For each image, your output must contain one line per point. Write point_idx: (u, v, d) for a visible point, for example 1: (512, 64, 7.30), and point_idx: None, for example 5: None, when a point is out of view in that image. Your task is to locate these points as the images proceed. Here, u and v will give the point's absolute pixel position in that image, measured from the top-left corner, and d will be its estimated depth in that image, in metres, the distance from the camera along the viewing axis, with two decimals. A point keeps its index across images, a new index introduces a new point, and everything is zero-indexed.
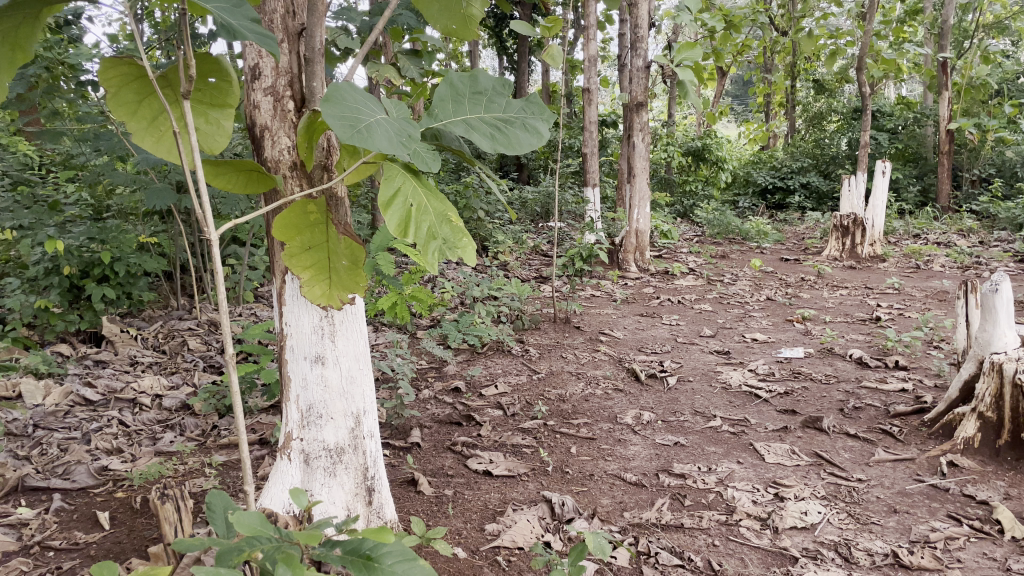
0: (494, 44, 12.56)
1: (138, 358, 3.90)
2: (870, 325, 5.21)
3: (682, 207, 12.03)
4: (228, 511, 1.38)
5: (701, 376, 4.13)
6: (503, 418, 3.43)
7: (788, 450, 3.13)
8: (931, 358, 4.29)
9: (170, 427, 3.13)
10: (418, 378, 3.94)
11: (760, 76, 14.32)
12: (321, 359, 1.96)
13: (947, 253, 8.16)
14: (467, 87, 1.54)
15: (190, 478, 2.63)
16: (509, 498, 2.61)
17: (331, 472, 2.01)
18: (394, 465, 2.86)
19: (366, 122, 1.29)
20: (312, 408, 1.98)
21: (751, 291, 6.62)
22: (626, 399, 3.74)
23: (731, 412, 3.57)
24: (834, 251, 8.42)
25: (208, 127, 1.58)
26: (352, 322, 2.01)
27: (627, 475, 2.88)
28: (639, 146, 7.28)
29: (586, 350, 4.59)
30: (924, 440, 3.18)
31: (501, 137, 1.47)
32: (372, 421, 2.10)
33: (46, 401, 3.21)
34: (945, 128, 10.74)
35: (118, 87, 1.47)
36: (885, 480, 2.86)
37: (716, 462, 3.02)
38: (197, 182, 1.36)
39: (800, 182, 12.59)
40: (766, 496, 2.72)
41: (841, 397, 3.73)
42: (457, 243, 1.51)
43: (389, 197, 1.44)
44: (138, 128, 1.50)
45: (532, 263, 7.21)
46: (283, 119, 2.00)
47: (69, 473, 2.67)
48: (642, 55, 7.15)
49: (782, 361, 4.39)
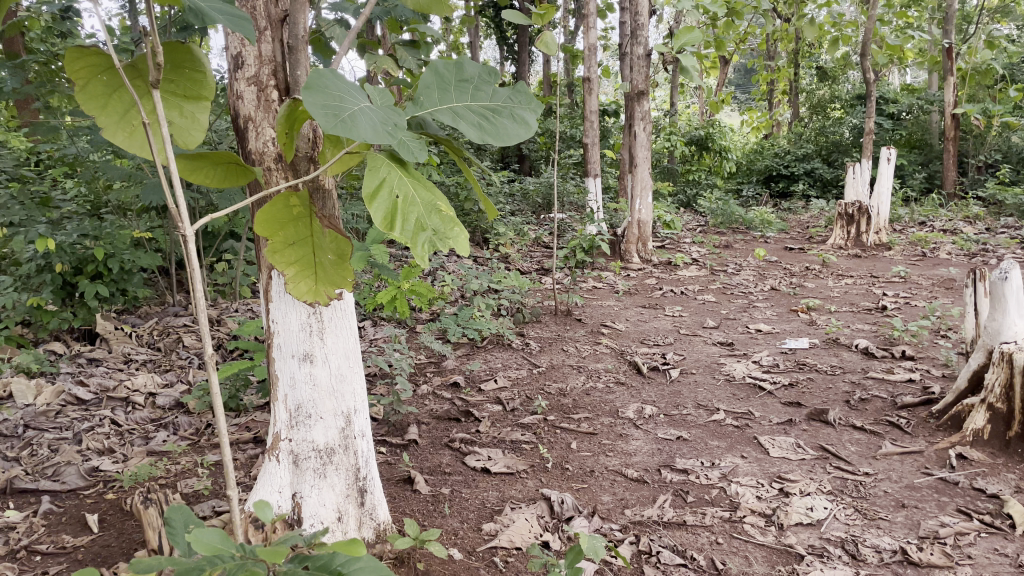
0: (494, 34, 12.44)
1: (132, 356, 3.85)
2: (876, 315, 5.14)
3: (685, 197, 11.94)
4: (188, 527, 1.34)
5: (704, 368, 4.06)
6: (502, 414, 3.37)
7: (793, 444, 3.06)
8: (938, 347, 4.22)
9: (163, 426, 3.07)
10: (417, 373, 3.89)
11: (764, 64, 14.18)
12: (309, 357, 1.90)
13: (953, 240, 8.08)
14: (453, 75, 1.48)
15: (182, 479, 2.58)
16: (508, 496, 2.56)
17: (321, 473, 1.95)
18: (390, 463, 2.80)
19: (349, 110, 1.23)
20: (301, 407, 1.92)
21: (755, 280, 6.54)
22: (628, 393, 3.68)
23: (734, 405, 3.50)
24: (839, 239, 8.31)
25: (182, 121, 1.52)
26: (341, 319, 1.94)
27: (629, 470, 2.82)
28: (641, 135, 7.18)
29: (588, 342, 4.53)
30: (932, 432, 3.11)
31: (489, 127, 1.42)
32: (363, 420, 2.04)
33: (37, 400, 3.15)
34: (950, 113, 10.60)
35: (86, 80, 1.43)
36: (893, 474, 2.79)
37: (719, 457, 2.96)
38: (169, 178, 1.36)
39: (804, 170, 12.53)
40: (771, 491, 2.65)
41: (847, 388, 3.67)
42: (447, 234, 1.45)
43: (374, 188, 1.38)
44: (109, 122, 1.46)
45: (534, 254, 7.14)
46: (266, 109, 1.93)
47: (59, 474, 2.61)
48: (643, 43, 7.06)
49: (786, 352, 4.33)
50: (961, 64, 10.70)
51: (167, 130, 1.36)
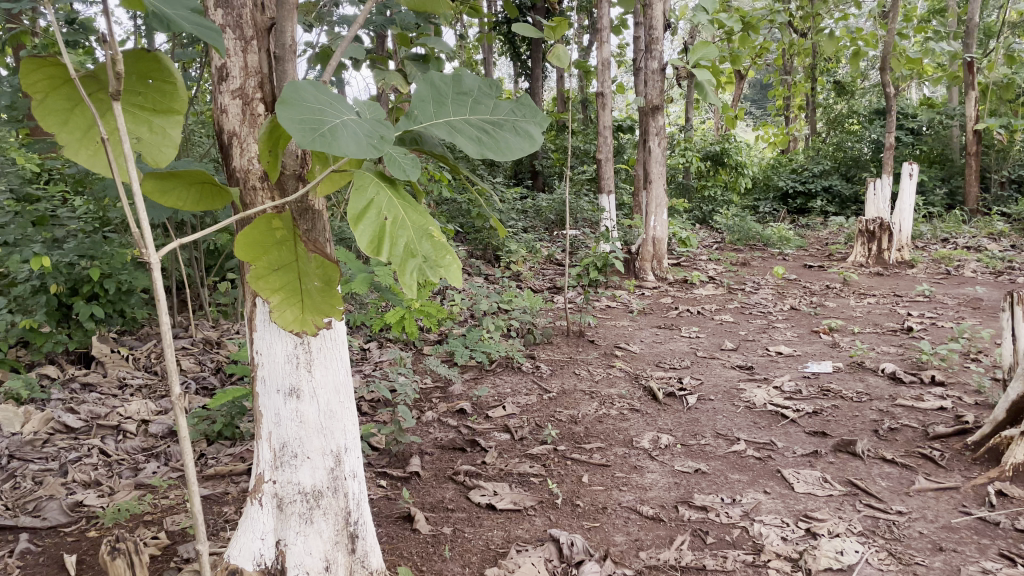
0: (506, 50, 12.33)
1: (127, 381, 3.72)
2: (902, 336, 4.93)
3: (701, 214, 11.75)
4: None
5: (723, 394, 3.88)
6: (510, 443, 3.20)
7: (820, 478, 2.88)
8: (969, 372, 4.01)
9: (154, 456, 2.93)
10: (422, 400, 3.73)
11: (779, 79, 14.01)
12: (296, 392, 1.74)
13: (978, 257, 7.86)
14: (451, 87, 1.35)
15: (169, 515, 2.43)
16: (514, 536, 2.39)
17: (308, 519, 1.80)
18: (391, 498, 2.65)
19: (331, 124, 1.12)
20: (286, 446, 1.76)
21: (774, 299, 6.35)
22: (643, 421, 3.50)
23: (756, 435, 3.32)
24: (860, 256, 8.08)
25: (153, 137, 1.40)
26: (332, 349, 1.79)
27: (644, 507, 2.64)
28: (656, 151, 7.02)
29: (600, 365, 4.35)
30: (968, 466, 2.92)
31: (489, 140, 1.27)
32: (354, 459, 1.88)
33: (24, 429, 3.01)
34: (972, 129, 10.38)
35: (45, 93, 1.31)
36: (928, 512, 2.60)
37: (741, 492, 2.77)
38: (132, 197, 1.22)
39: (822, 186, 12.35)
40: (797, 531, 2.47)
41: (875, 416, 3.47)
42: (440, 260, 1.30)
43: (360, 209, 1.24)
44: (71, 139, 1.35)
45: (546, 272, 6.99)
46: (252, 125, 1.79)
47: (40, 510, 2.47)
48: (658, 57, 6.90)
49: (810, 377, 4.13)
50: (981, 79, 10.47)
51: (128, 145, 1.23)
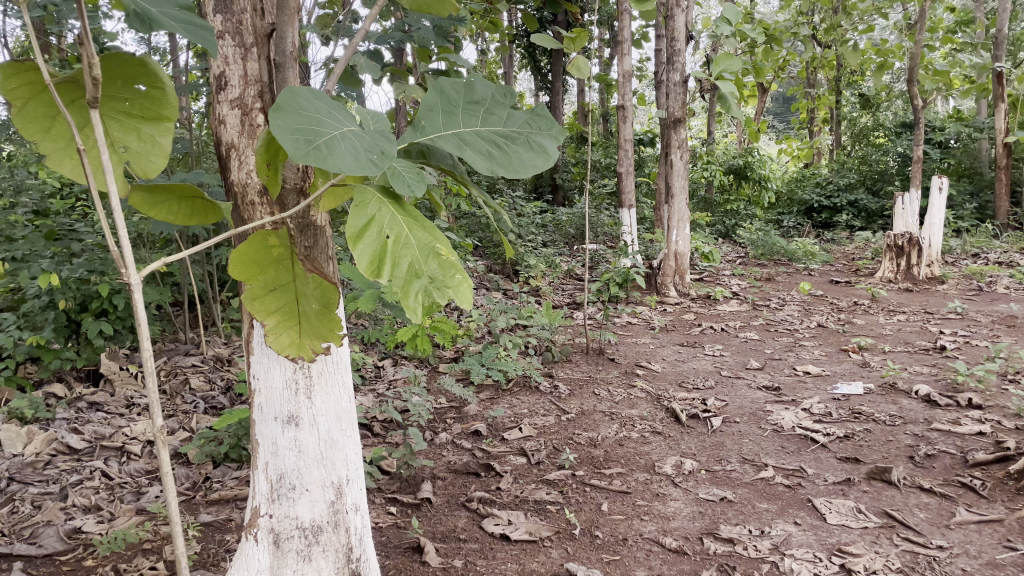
0: (527, 64, 12.25)
1: (134, 401, 3.64)
2: (936, 356, 4.74)
3: (723, 227, 11.56)
4: None
5: (749, 416, 3.72)
6: (526, 468, 3.08)
7: (853, 509, 2.72)
8: (1009, 395, 3.82)
9: (157, 480, 2.85)
10: (436, 420, 3.62)
11: (803, 92, 13.82)
12: (294, 420, 1.63)
13: (1011, 273, 7.61)
14: (461, 95, 1.23)
15: (168, 544, 2.33)
16: (529, 570, 2.26)
17: (306, 555, 1.69)
18: (400, 527, 2.53)
19: (327, 134, 1.01)
20: (283, 478, 1.65)
21: (800, 316, 6.17)
22: (665, 444, 3.36)
23: (784, 460, 3.17)
24: (888, 272, 7.88)
25: (141, 146, 1.30)
26: (333, 373, 1.68)
27: (666, 539, 2.50)
28: (678, 164, 6.88)
29: (621, 385, 4.21)
30: (1012, 497, 2.74)
31: (501, 156, 1.16)
32: (356, 491, 1.77)
33: (26, 449, 2.93)
34: (1002, 142, 10.16)
35: (25, 99, 1.22)
36: (971, 548, 2.43)
37: (769, 523, 2.62)
38: (112, 215, 1.08)
39: (847, 201, 12.13)
40: (830, 568, 2.31)
41: (909, 441, 3.30)
42: (447, 282, 1.19)
43: (360, 227, 1.13)
44: (54, 149, 1.26)
45: (566, 287, 6.86)
46: (251, 135, 1.68)
47: (36, 537, 2.37)
48: (679, 69, 6.77)
49: (839, 399, 3.96)
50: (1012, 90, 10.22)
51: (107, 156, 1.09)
